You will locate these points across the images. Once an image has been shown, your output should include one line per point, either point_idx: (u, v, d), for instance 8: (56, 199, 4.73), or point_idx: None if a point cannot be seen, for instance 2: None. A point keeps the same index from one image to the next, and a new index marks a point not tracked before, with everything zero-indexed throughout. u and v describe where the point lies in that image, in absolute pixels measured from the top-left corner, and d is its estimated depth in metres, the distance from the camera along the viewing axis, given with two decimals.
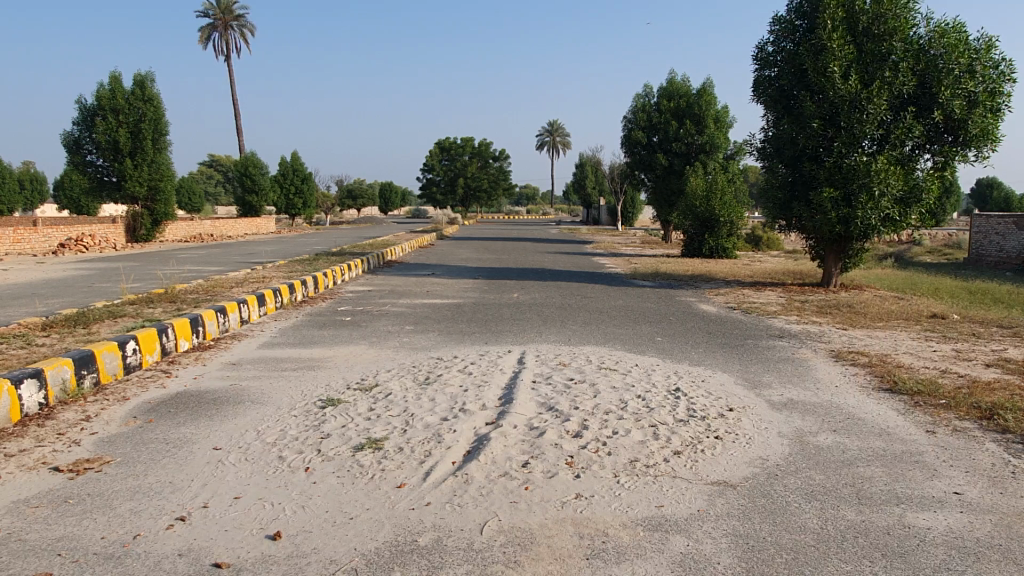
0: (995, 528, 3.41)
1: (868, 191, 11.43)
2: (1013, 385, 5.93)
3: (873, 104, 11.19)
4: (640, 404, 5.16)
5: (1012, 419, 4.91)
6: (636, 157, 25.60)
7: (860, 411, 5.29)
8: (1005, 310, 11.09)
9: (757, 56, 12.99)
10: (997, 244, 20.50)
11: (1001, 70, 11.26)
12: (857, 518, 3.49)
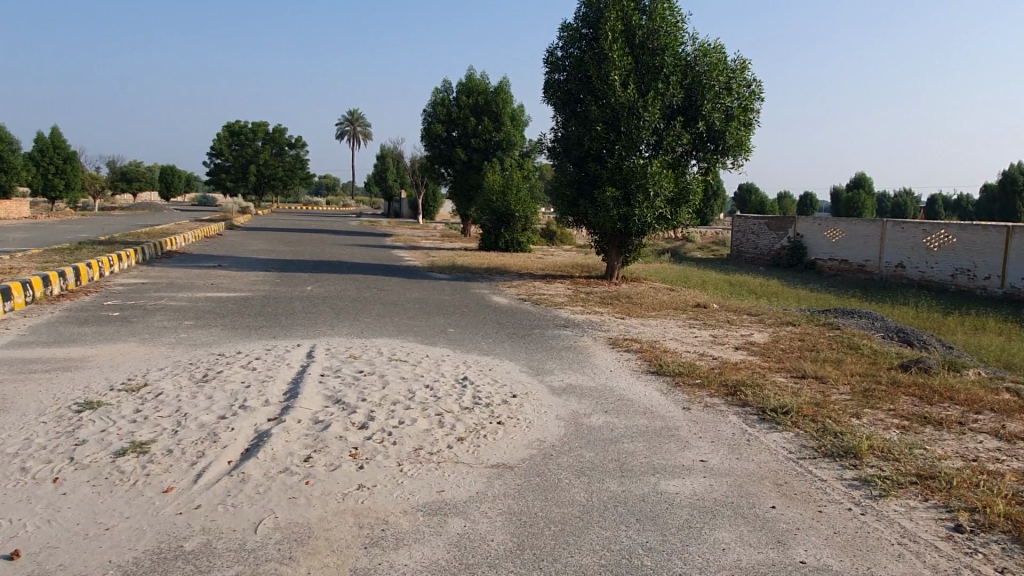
0: (730, 488, 3.92)
1: (644, 192, 12.48)
2: (754, 365, 6.82)
3: (648, 112, 12.22)
4: (428, 394, 5.25)
5: (750, 394, 5.65)
6: (436, 150, 25.76)
7: (628, 392, 5.80)
8: (756, 301, 12.63)
9: (547, 60, 13.64)
10: (753, 242, 23.31)
11: (752, 89, 12.81)
12: (618, 488, 3.83)
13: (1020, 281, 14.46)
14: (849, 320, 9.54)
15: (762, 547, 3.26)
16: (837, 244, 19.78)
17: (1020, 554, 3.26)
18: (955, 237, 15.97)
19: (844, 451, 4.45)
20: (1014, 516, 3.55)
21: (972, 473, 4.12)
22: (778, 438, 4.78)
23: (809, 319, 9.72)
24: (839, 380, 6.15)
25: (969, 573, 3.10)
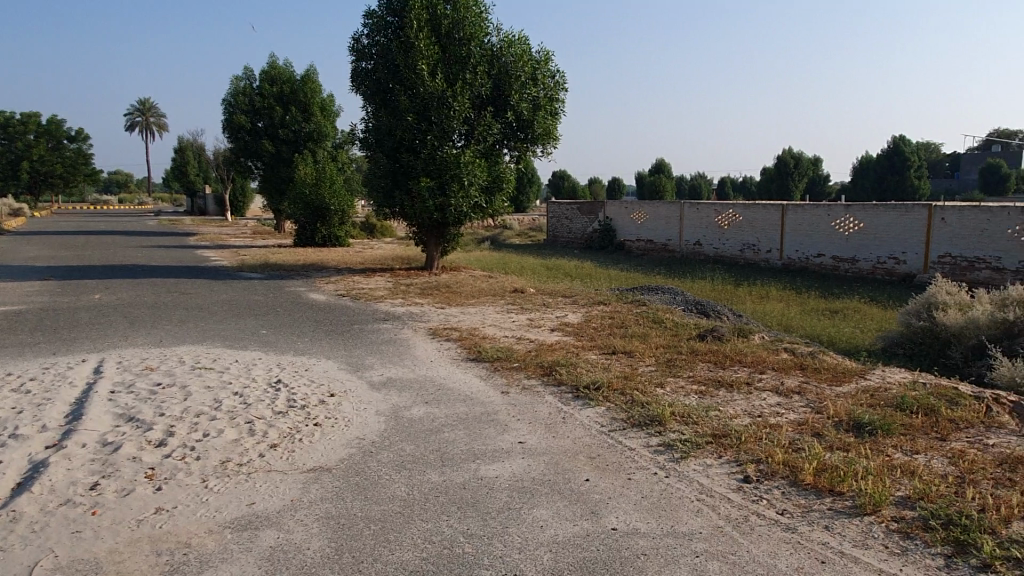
0: (548, 467, 4.04)
1: (458, 181, 12.56)
2: (569, 344, 7.12)
3: (458, 101, 12.29)
4: (236, 402, 4.92)
5: (565, 373, 5.88)
6: (240, 142, 24.14)
7: (449, 381, 5.81)
8: (571, 283, 13.20)
9: (353, 48, 13.30)
10: (567, 227, 24.37)
11: (556, 80, 13.39)
12: (439, 479, 3.82)
13: (795, 253, 16.35)
14: (654, 296, 10.24)
15: (578, 520, 3.39)
16: (643, 226, 21.13)
17: (797, 496, 3.66)
18: (741, 215, 17.67)
19: (650, 420, 4.74)
20: (791, 463, 3.98)
21: (757, 428, 4.56)
22: (591, 413, 5.00)
23: (618, 297, 10.30)
24: (645, 353, 6.57)
25: (756, 519, 3.43)
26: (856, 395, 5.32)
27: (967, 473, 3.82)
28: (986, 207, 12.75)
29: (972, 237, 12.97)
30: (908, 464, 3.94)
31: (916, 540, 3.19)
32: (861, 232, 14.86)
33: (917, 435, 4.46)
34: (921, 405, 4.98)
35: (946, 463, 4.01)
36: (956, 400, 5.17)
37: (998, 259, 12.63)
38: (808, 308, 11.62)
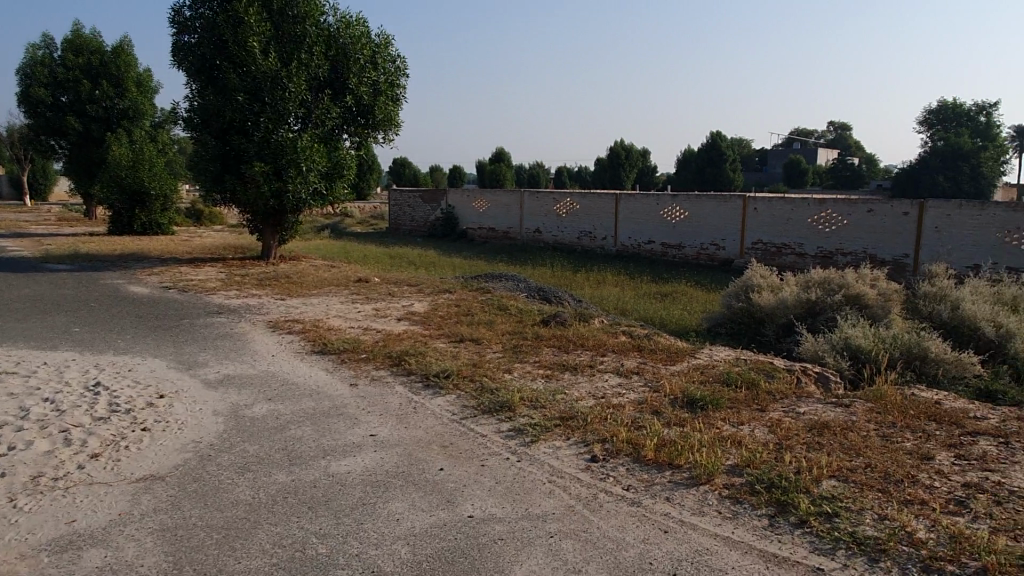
0: (401, 458, 3.98)
1: (296, 166, 12.03)
2: (417, 333, 7.06)
3: (293, 82, 11.73)
4: (47, 409, 4.40)
5: (414, 362, 5.82)
6: (39, 118, 21.47)
7: (292, 375, 5.56)
8: (416, 271, 13.08)
9: (174, 20, 12.29)
10: (409, 215, 24.13)
11: (396, 66, 13.20)
12: (287, 479, 3.65)
13: (628, 239, 17.22)
14: (498, 283, 10.38)
15: (434, 510, 3.37)
16: (485, 214, 21.33)
17: (640, 471, 3.87)
18: (578, 204, 18.34)
19: (500, 406, 4.81)
20: (634, 440, 4.20)
21: (601, 409, 4.77)
22: (442, 401, 4.99)
23: (464, 285, 10.35)
24: (492, 340, 6.65)
25: (604, 496, 3.59)
26: (688, 373, 5.72)
27: (784, 440, 4.22)
28: (791, 198, 14.15)
29: (779, 225, 14.35)
30: (735, 435, 4.29)
31: (745, 504, 3.49)
32: (686, 220, 15.95)
33: (741, 407, 4.87)
34: (743, 380, 5.45)
35: (766, 431, 4.42)
36: (772, 373, 5.70)
37: (800, 245, 14.09)
38: (641, 292, 12.32)
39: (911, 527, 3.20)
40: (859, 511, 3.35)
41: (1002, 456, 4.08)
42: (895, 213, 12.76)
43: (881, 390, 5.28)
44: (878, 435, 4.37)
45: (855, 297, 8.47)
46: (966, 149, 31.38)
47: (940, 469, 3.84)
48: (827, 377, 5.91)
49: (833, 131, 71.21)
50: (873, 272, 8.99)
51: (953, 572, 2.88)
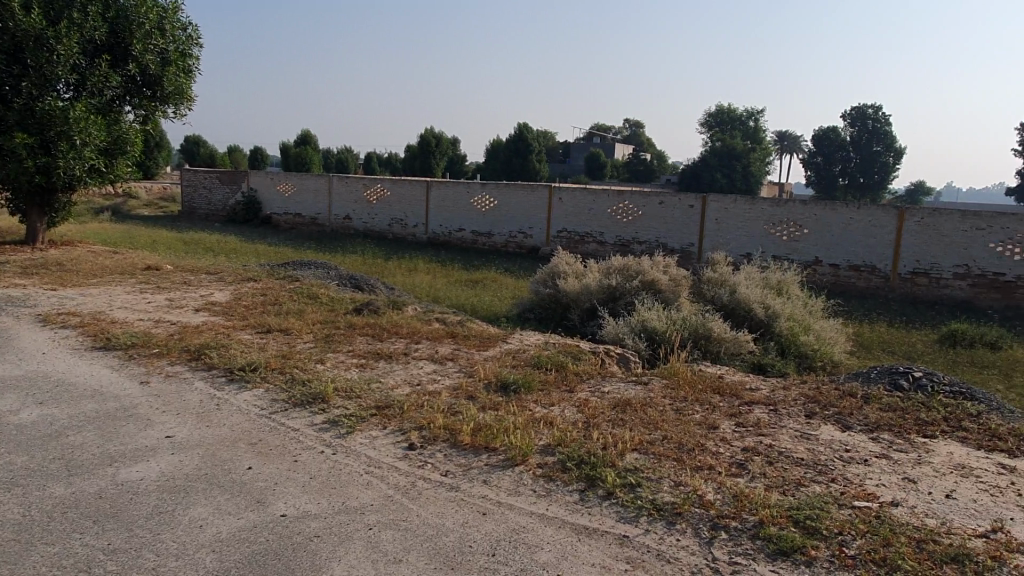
0: (202, 459, 3.69)
1: (67, 140, 10.67)
2: (217, 325, 6.57)
3: (63, 44, 10.33)
4: None
5: (216, 355, 5.41)
6: None
7: (70, 375, 4.95)
8: (215, 259, 12.16)
9: None
10: (205, 198, 22.42)
11: (187, 33, 12.13)
12: (66, 492, 3.24)
13: (439, 227, 17.29)
14: (306, 271, 9.94)
15: (242, 512, 3.17)
16: (289, 199, 20.31)
17: (457, 456, 3.90)
18: (388, 190, 18.07)
19: (311, 398, 4.61)
20: (450, 426, 4.22)
21: (417, 396, 4.74)
22: (247, 397, 4.68)
23: (268, 273, 9.79)
24: (302, 330, 6.36)
25: (422, 483, 3.58)
26: (501, 358, 5.86)
27: (591, 418, 4.47)
28: (593, 190, 14.99)
29: (582, 215, 15.15)
30: (547, 416, 4.46)
31: (557, 481, 3.65)
32: (496, 209, 16.31)
33: (551, 389, 5.09)
34: (552, 363, 5.69)
35: (575, 411, 4.64)
36: (578, 355, 6.01)
37: (601, 234, 14.99)
38: (453, 280, 12.43)
39: (702, 490, 3.53)
40: (658, 479, 3.63)
41: (772, 421, 4.63)
42: (682, 205, 13.96)
43: (673, 367, 5.77)
44: (672, 408, 4.77)
45: (649, 283, 9.16)
46: (739, 149, 35.18)
47: (724, 437, 4.28)
48: (626, 357, 6.34)
49: (627, 127, 76.32)
50: (664, 259, 9.77)
51: (736, 527, 3.22)
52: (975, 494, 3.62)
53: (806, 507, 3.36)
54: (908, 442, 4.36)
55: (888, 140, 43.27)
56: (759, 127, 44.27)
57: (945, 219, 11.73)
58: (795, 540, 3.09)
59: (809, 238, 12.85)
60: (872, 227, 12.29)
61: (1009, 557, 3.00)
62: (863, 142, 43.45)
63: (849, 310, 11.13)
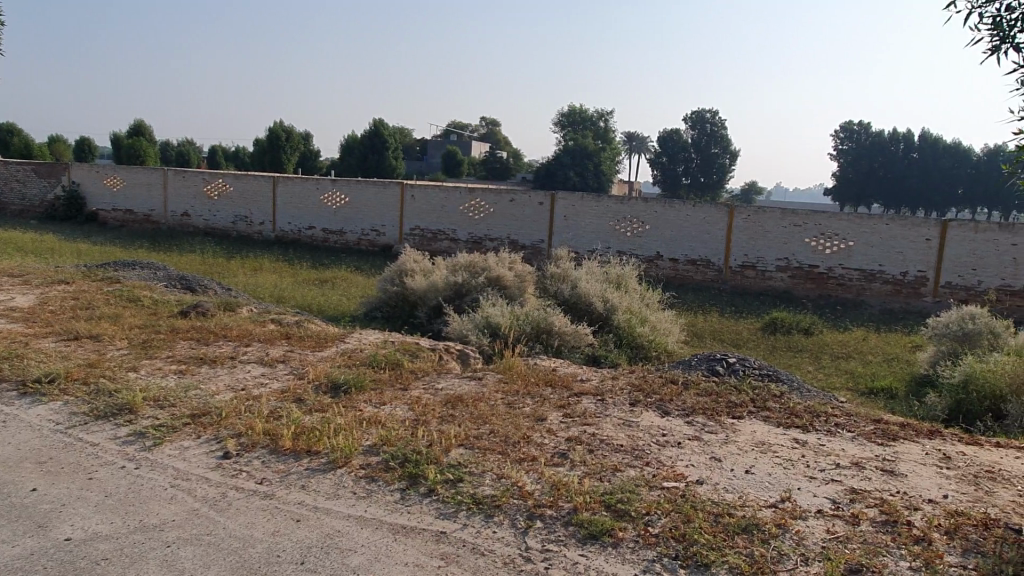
0: None
1: None
2: (15, 332, 5.94)
3: None
4: None
5: (9, 367, 4.88)
6: None
7: None
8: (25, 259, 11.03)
9: None
10: (19, 192, 20.33)
11: None
12: None
13: (287, 225, 16.64)
14: (130, 272, 9.22)
15: (19, 539, 2.87)
16: (119, 194, 18.78)
17: (276, 462, 3.75)
18: (231, 185, 17.17)
19: (117, 409, 4.26)
20: (271, 431, 4.04)
21: (238, 402, 4.50)
22: (42, 411, 4.26)
23: (86, 275, 8.99)
24: (116, 336, 5.88)
25: (234, 493, 3.40)
26: (335, 358, 5.71)
27: (420, 416, 4.44)
28: (444, 187, 14.99)
29: (434, 212, 15.11)
30: (375, 416, 4.39)
31: (379, 481, 3.58)
32: (346, 206, 15.93)
33: (384, 388, 5.02)
34: (388, 361, 5.61)
35: (406, 409, 4.60)
36: (416, 353, 5.97)
37: (454, 232, 15.02)
38: (299, 279, 12.00)
39: (521, 481, 3.59)
40: (480, 473, 3.66)
41: (598, 410, 4.80)
42: (533, 203, 14.27)
43: (510, 361, 5.86)
44: (503, 402, 4.84)
45: (495, 279, 9.27)
46: (590, 149, 36.50)
47: (550, 428, 4.38)
48: (466, 354, 6.38)
49: (484, 125, 77.12)
50: (510, 256, 9.93)
51: (551, 515, 3.30)
52: (771, 468, 3.92)
53: (618, 491, 3.50)
54: (718, 423, 4.68)
55: (724, 143, 46.56)
56: (608, 128, 46.18)
57: (768, 216, 12.73)
58: (604, 523, 3.20)
59: (650, 234, 13.51)
60: (705, 223, 13.13)
61: (792, 524, 3.27)
62: (703, 144, 46.44)
63: (686, 302, 11.84)
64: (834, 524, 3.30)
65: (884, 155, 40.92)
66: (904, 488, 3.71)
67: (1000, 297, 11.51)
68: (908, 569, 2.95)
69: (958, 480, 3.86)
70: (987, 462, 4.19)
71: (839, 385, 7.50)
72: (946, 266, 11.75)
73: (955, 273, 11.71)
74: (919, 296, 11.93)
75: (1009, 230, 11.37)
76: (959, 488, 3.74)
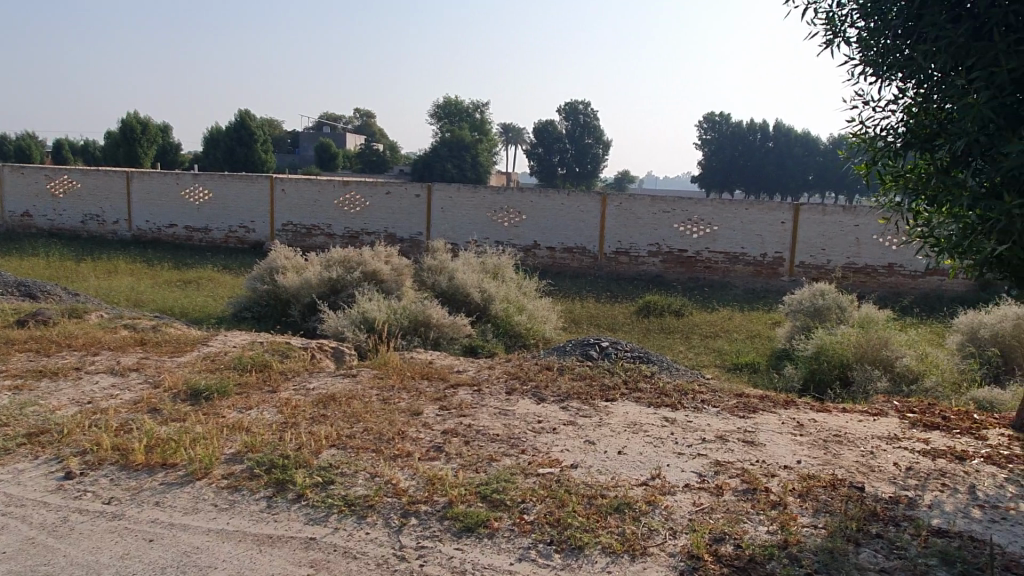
0: None
1: None
2: None
3: None
4: None
5: None
6: None
7: None
8: None
9: None
10: None
11: None
12: None
13: (145, 223, 15.54)
14: None
15: None
16: None
17: (126, 479, 3.46)
18: (78, 182, 15.83)
19: None
20: (121, 446, 3.73)
21: (82, 416, 4.13)
22: None
23: None
24: None
25: (76, 516, 3.11)
26: (196, 363, 5.37)
27: (289, 418, 4.24)
28: (316, 180, 14.49)
29: (307, 206, 14.59)
30: (239, 421, 4.15)
31: (242, 491, 3.38)
32: (211, 202, 15.09)
33: (251, 392, 4.76)
34: (255, 363, 5.33)
35: (274, 412, 4.38)
36: (286, 353, 5.71)
37: (328, 226, 14.55)
38: (159, 280, 11.26)
39: (395, 478, 3.49)
40: (352, 474, 3.53)
41: (474, 401, 4.78)
42: (409, 195, 14.07)
43: (385, 356, 5.73)
44: (378, 399, 4.72)
45: (371, 274, 9.05)
46: (467, 141, 36.51)
47: (426, 422, 4.30)
48: (340, 351, 6.17)
49: (358, 116, 75.38)
50: (385, 249, 9.72)
51: (426, 511, 3.23)
52: (641, 447, 4.03)
53: (493, 481, 3.48)
54: (592, 407, 4.77)
55: (596, 133, 47.94)
56: (484, 119, 46.37)
57: (638, 204, 13.16)
58: (480, 515, 3.17)
59: (527, 223, 13.66)
60: (579, 212, 13.42)
61: (661, 500, 3.37)
62: (576, 134, 47.60)
63: (563, 290, 12.05)
64: (701, 496, 3.43)
65: (743, 143, 43.46)
66: (762, 457, 3.92)
67: (846, 274, 12.51)
68: (766, 532, 3.10)
69: (810, 445, 4.13)
70: (835, 426, 4.51)
71: (706, 362, 7.88)
72: (799, 246, 12.61)
73: (807, 253, 12.60)
74: (777, 276, 12.75)
75: (852, 212, 12.35)
76: (811, 453, 4.00)
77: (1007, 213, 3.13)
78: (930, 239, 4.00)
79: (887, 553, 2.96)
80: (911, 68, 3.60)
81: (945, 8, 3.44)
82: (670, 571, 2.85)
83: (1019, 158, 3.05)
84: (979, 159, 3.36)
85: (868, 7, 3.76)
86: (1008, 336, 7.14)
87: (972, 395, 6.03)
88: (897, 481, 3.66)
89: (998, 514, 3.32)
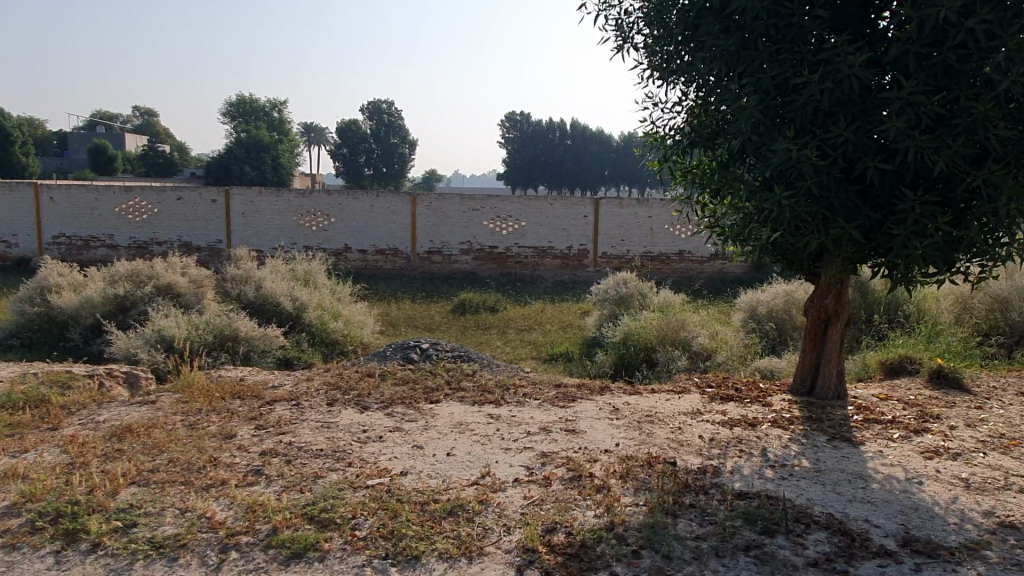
0: None
1: None
2: None
3: None
4: None
5: None
6: None
7: None
8: None
9: None
10: None
11: None
12: None
13: None
14: None
15: None
16: None
17: None
18: None
19: None
20: None
21: None
22: None
23: None
24: None
25: None
26: None
27: (77, 458, 3.75)
28: (91, 186, 13.05)
29: (82, 216, 13.08)
30: (14, 467, 3.61)
31: (24, 548, 2.94)
32: None
33: (26, 433, 4.16)
34: (29, 400, 4.67)
35: (58, 453, 3.86)
36: (67, 384, 5.06)
37: (110, 236, 13.12)
38: None
39: (210, 510, 3.21)
40: (158, 512, 3.19)
41: (293, 416, 4.53)
42: (204, 200, 13.08)
43: (188, 376, 5.27)
44: (182, 425, 4.32)
45: (165, 288, 8.29)
46: (265, 141, 34.73)
47: (240, 445, 4.00)
48: (134, 376, 5.58)
49: (137, 116, 68.83)
50: (180, 259, 8.95)
51: (247, 542, 2.99)
52: (469, 447, 4.04)
53: (320, 500, 3.30)
54: (417, 410, 4.71)
55: (401, 133, 47.79)
56: (282, 118, 44.45)
57: (448, 203, 13.26)
58: (308, 538, 3.00)
59: (337, 226, 13.25)
60: (390, 213, 13.24)
61: (493, 497, 3.40)
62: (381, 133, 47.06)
63: (377, 292, 11.83)
64: (531, 488, 3.51)
65: (544, 141, 45.32)
66: (584, 443, 4.10)
67: (644, 262, 13.46)
68: (593, 517, 3.23)
69: (626, 427, 4.38)
70: (646, 407, 4.83)
71: (524, 355, 8.11)
72: (601, 238, 13.38)
73: (609, 243, 13.41)
74: (583, 266, 13.44)
75: (645, 204, 13.33)
76: (627, 435, 4.23)
77: (778, 204, 3.45)
78: (716, 228, 4.38)
79: (700, 520, 3.20)
80: (692, 73, 3.91)
81: (718, 19, 3.73)
82: (507, 567, 2.88)
83: (785, 154, 3.39)
84: (752, 156, 3.68)
85: (650, 17, 4.05)
86: (781, 311, 8.10)
87: (756, 366, 6.78)
88: (704, 452, 3.98)
89: (786, 471, 3.73)
